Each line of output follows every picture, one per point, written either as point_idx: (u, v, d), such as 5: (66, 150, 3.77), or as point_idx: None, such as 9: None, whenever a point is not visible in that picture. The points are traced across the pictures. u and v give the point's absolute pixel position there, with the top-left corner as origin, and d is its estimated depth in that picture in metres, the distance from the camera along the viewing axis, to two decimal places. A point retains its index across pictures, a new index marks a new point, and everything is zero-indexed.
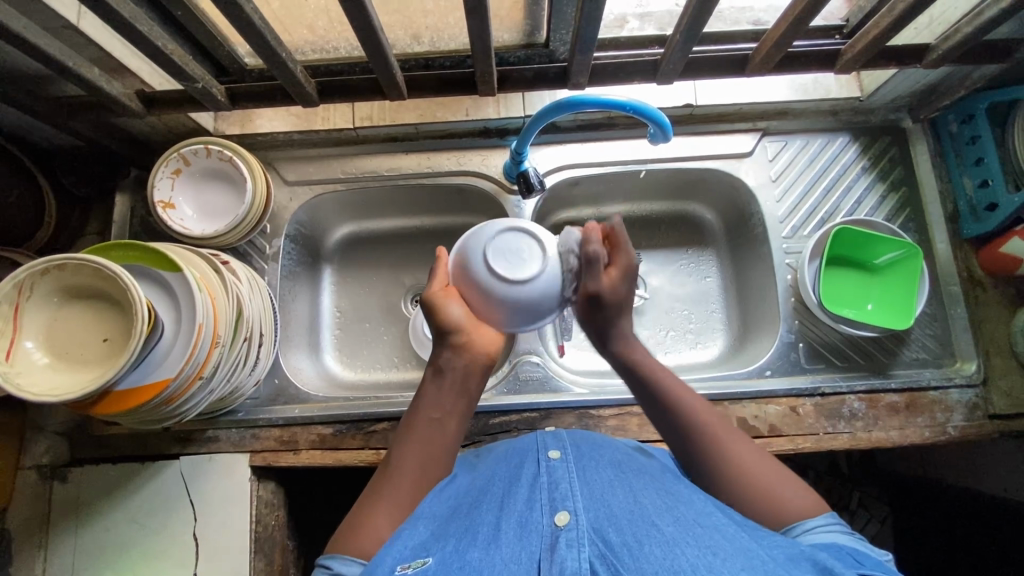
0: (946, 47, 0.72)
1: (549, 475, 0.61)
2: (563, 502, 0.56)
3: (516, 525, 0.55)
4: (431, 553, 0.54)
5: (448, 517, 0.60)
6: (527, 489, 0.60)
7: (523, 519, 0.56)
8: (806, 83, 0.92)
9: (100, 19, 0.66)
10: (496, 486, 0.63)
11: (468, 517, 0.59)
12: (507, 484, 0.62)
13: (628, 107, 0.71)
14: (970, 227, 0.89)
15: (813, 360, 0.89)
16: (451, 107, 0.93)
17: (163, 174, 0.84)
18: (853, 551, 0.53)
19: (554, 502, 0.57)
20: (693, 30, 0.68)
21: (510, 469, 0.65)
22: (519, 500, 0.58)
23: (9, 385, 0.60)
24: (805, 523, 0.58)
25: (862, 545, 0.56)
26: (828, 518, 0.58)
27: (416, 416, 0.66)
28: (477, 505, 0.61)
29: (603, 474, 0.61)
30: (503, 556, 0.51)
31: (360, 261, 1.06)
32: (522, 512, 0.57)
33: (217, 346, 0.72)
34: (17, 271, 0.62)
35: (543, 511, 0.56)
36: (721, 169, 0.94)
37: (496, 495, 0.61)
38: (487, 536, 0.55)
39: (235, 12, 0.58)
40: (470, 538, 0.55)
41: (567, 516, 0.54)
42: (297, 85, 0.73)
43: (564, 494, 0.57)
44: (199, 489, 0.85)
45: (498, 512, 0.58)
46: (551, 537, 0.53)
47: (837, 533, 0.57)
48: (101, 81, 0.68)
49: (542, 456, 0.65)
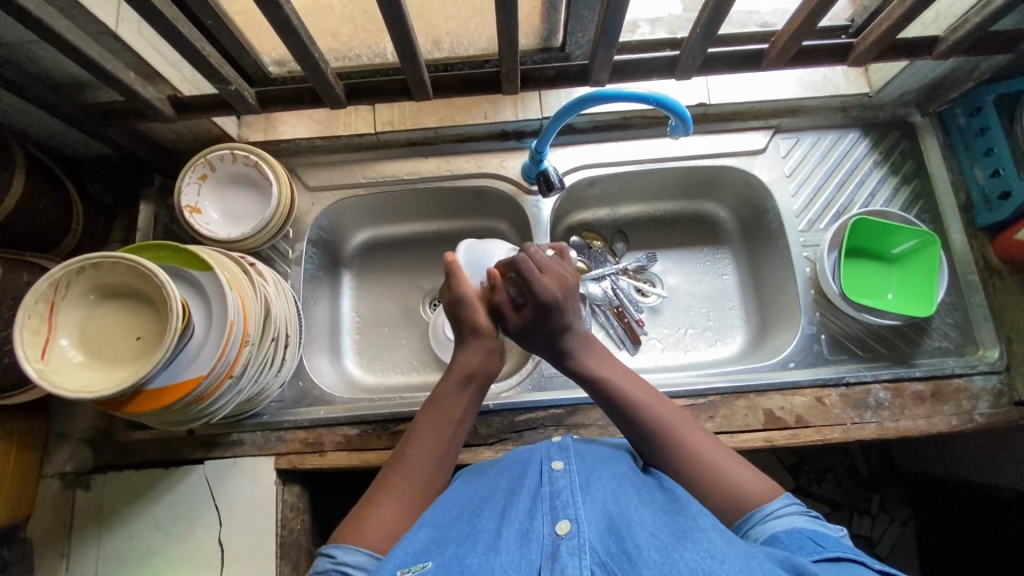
0: (956, 38, 0.74)
1: (551, 484, 0.60)
2: (564, 511, 0.56)
3: (516, 532, 0.54)
4: (432, 559, 0.53)
5: (450, 523, 0.59)
6: (528, 500, 0.59)
7: (523, 529, 0.55)
8: (815, 80, 0.94)
9: (138, 24, 0.68)
10: (499, 495, 0.63)
11: (468, 526, 0.58)
12: (509, 494, 0.62)
13: (651, 99, 0.73)
14: (983, 217, 0.90)
15: (836, 350, 0.89)
16: (470, 111, 0.95)
17: (190, 180, 0.86)
18: (813, 533, 0.55)
19: (554, 510, 0.56)
20: (712, 26, 0.70)
21: (514, 479, 0.65)
22: (519, 511, 0.58)
23: (47, 383, 0.60)
24: (766, 509, 0.58)
25: (820, 526, 0.57)
26: (785, 501, 0.59)
27: (429, 409, 0.69)
28: (478, 514, 0.60)
29: (608, 484, 0.61)
30: (503, 563, 0.50)
31: (379, 266, 1.07)
32: (522, 521, 0.56)
33: (246, 345, 0.72)
34: (53, 270, 0.62)
35: (544, 521, 0.55)
36: (736, 166, 0.96)
37: (497, 504, 0.61)
38: (489, 541, 0.54)
39: (274, 11, 0.60)
40: (470, 545, 0.54)
41: (568, 525, 0.54)
42: (326, 87, 0.75)
43: (565, 502, 0.57)
44: (223, 494, 0.84)
45: (499, 521, 0.57)
46: (551, 545, 0.52)
47: (796, 516, 0.57)
48: (137, 85, 0.70)
49: (545, 466, 0.64)
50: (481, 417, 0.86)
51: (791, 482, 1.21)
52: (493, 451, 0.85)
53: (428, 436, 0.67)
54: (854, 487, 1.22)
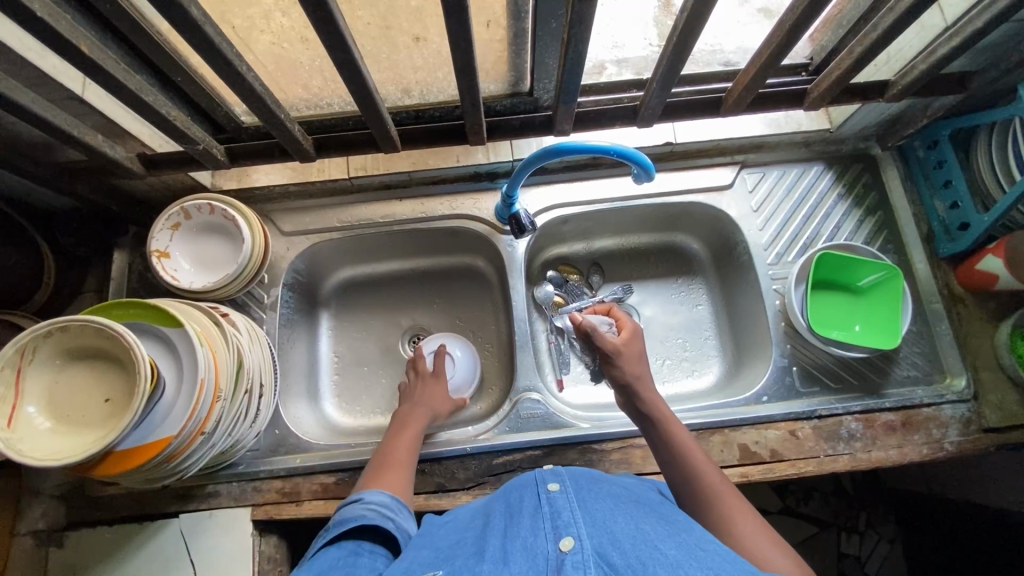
0: (905, 82, 0.77)
1: (549, 505, 0.57)
2: (567, 528, 0.52)
3: (523, 547, 0.51)
4: (440, 569, 0.52)
5: (452, 546, 0.57)
6: (529, 519, 0.56)
7: (529, 545, 0.51)
8: (778, 118, 0.97)
9: (105, 90, 0.70)
10: (497, 518, 0.60)
11: (475, 545, 0.56)
12: (508, 515, 0.59)
13: (613, 152, 0.75)
14: (945, 246, 0.93)
15: (807, 383, 0.91)
16: (442, 155, 0.97)
17: (163, 226, 0.86)
18: None
19: (557, 528, 0.52)
20: (668, 79, 0.72)
21: (511, 502, 0.62)
22: (523, 529, 0.54)
23: (13, 452, 0.60)
24: None
25: None
26: None
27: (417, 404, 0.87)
28: (482, 536, 0.57)
29: (604, 503, 0.58)
30: None
31: (357, 305, 1.08)
32: (526, 538, 0.52)
33: (218, 399, 0.72)
34: (19, 336, 0.62)
35: (548, 538, 0.51)
36: (704, 203, 0.98)
37: (498, 525, 0.58)
38: (495, 557, 0.51)
39: (237, 80, 0.61)
40: (479, 557, 0.52)
41: (571, 542, 0.50)
42: (294, 142, 0.76)
43: (568, 520, 0.53)
44: (198, 548, 0.84)
45: (502, 540, 0.54)
46: (555, 561, 0.48)
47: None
48: (104, 147, 0.71)
49: (541, 489, 0.61)
50: (459, 460, 0.87)
51: (778, 502, 1.22)
52: (471, 496, 0.85)
53: (411, 435, 0.81)
54: (840, 506, 1.23)
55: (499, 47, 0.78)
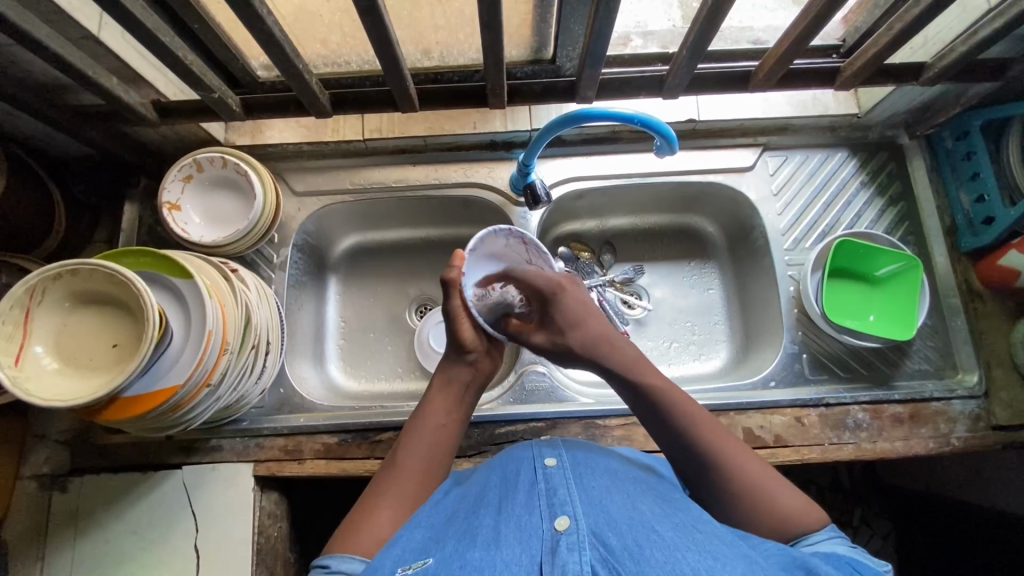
0: (943, 64, 0.74)
1: (546, 482, 0.57)
2: (563, 508, 0.52)
3: (517, 527, 0.51)
4: (432, 555, 0.52)
5: (445, 523, 0.58)
6: (525, 495, 0.56)
7: (523, 525, 0.52)
8: (806, 99, 0.94)
9: (120, 29, 0.68)
10: (492, 492, 0.60)
11: (467, 523, 0.56)
12: (504, 490, 0.59)
13: (636, 119, 0.73)
14: (966, 240, 0.91)
15: (816, 370, 0.90)
16: (459, 121, 0.95)
17: (174, 178, 0.85)
18: (851, 560, 0.53)
19: (553, 507, 0.53)
20: (699, 47, 0.69)
21: (506, 476, 0.62)
22: (518, 506, 0.54)
23: (20, 391, 0.60)
24: (810, 537, 0.58)
25: (861, 556, 0.55)
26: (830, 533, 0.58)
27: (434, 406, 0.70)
28: (475, 511, 0.58)
29: (601, 480, 0.58)
30: (505, 558, 0.48)
31: (364, 272, 1.07)
32: (521, 517, 0.53)
33: (225, 352, 0.72)
34: (30, 276, 0.62)
35: (543, 517, 0.52)
36: (723, 183, 0.96)
37: (494, 500, 0.58)
38: (489, 538, 0.51)
39: (256, 24, 0.59)
40: (470, 541, 0.52)
41: (567, 521, 0.51)
42: (310, 96, 0.74)
43: (563, 499, 0.54)
44: (201, 500, 0.84)
45: (497, 516, 0.54)
46: (551, 541, 0.49)
47: (838, 546, 0.57)
48: (118, 90, 0.70)
49: (538, 463, 0.61)
50: None
51: None
52: (471, 463, 0.85)
53: (422, 452, 0.66)
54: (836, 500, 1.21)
55: (524, 10, 0.76)
